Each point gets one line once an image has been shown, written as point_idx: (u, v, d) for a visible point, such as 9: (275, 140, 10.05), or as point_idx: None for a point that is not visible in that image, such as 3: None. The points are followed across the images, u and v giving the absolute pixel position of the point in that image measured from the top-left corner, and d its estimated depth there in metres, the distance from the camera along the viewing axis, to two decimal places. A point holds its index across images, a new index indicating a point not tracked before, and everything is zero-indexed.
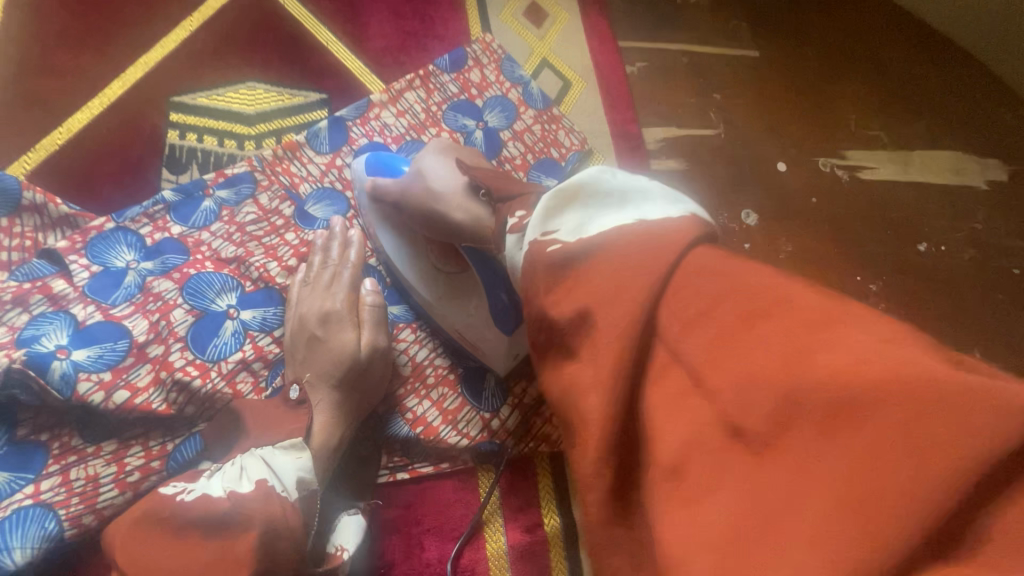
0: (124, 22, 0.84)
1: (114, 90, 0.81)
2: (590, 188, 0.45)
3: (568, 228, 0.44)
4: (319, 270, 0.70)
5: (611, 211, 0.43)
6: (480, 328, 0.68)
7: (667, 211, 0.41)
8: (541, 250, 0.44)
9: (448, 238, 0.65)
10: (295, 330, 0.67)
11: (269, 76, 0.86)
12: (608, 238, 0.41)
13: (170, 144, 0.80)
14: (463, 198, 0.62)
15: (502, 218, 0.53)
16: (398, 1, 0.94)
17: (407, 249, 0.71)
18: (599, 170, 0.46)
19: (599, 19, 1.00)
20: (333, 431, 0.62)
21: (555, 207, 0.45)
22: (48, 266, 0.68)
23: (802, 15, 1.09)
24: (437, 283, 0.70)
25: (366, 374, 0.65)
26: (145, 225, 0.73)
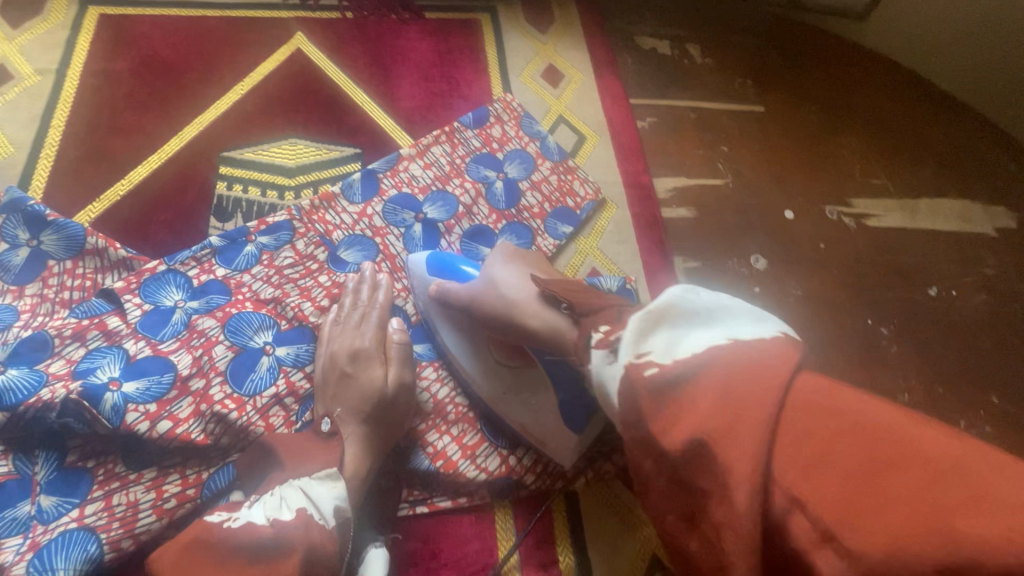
0: (184, 89, 0.94)
1: (172, 146, 0.89)
2: (677, 312, 0.48)
3: (660, 350, 0.47)
4: (349, 311, 0.75)
5: (700, 330, 0.46)
6: (546, 415, 0.72)
7: (757, 331, 0.44)
8: (639, 374, 0.46)
9: (518, 339, 0.69)
10: (326, 368, 0.71)
11: (309, 132, 0.94)
12: (710, 361, 0.43)
13: (218, 195, 0.87)
14: (540, 307, 0.67)
15: (586, 333, 0.56)
16: (427, 66, 1.04)
17: (471, 346, 0.75)
18: (683, 289, 0.49)
19: (611, 80, 1.08)
20: (362, 465, 0.65)
21: (645, 329, 0.49)
22: (104, 305, 0.74)
23: (803, 72, 1.15)
24: (504, 378, 0.73)
25: (392, 408, 0.69)
26: (193, 268, 0.79)
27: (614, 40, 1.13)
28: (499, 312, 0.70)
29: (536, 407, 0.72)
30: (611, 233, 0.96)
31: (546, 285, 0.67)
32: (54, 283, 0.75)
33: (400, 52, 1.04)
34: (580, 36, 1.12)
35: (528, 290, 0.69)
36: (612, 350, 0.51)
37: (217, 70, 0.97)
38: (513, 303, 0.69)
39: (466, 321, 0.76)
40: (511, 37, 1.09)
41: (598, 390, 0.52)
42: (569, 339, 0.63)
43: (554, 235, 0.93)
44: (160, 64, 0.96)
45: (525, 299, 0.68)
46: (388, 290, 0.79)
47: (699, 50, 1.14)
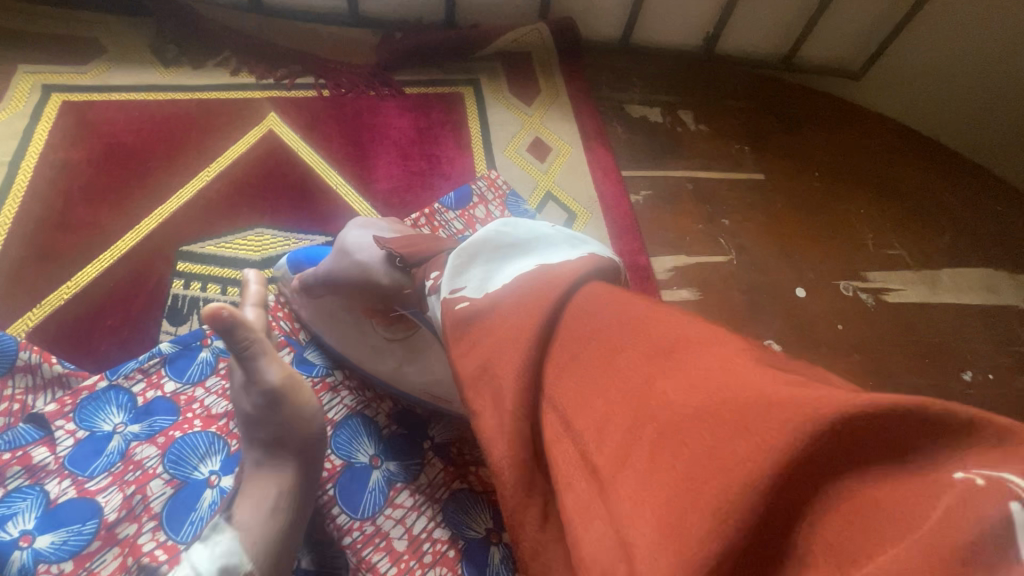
0: (145, 178, 0.88)
1: (128, 242, 0.82)
2: (489, 246, 0.52)
3: (473, 285, 0.50)
4: None
5: (512, 260, 0.50)
6: (435, 374, 0.68)
7: (568, 254, 0.49)
8: (451, 309, 0.49)
9: (373, 301, 0.65)
10: None
11: (277, 221, 0.87)
12: (502, 292, 0.47)
13: (174, 295, 0.79)
14: (383, 268, 0.62)
15: (421, 280, 0.57)
16: (406, 144, 0.98)
17: (347, 331, 0.72)
18: (500, 225, 0.53)
19: (602, 152, 1.03)
20: (268, 489, 0.55)
21: (461, 265, 0.51)
22: (33, 432, 0.65)
23: (804, 135, 1.10)
24: (393, 354, 0.70)
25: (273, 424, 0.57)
26: (138, 381, 0.70)
27: (602, 110, 1.09)
28: (353, 282, 0.65)
29: (423, 366, 0.68)
30: None
31: (388, 242, 0.62)
32: None
33: (377, 130, 0.99)
34: (568, 106, 1.07)
35: (373, 251, 0.64)
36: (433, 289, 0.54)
37: (182, 156, 0.91)
38: (346, 274, 0.66)
39: (331, 310, 0.72)
40: (494, 110, 1.05)
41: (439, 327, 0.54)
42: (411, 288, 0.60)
43: None
44: (122, 151, 0.91)
45: (370, 269, 0.63)
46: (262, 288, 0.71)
47: (692, 117, 1.10)
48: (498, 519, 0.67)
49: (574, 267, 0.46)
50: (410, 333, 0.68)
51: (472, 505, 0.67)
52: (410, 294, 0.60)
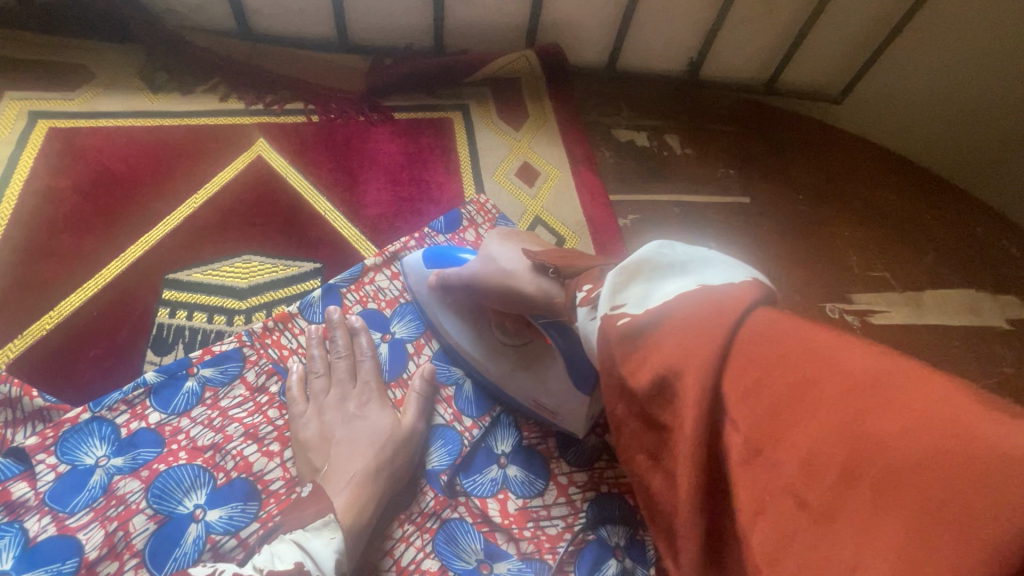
0: (133, 205, 0.88)
1: (113, 269, 0.81)
2: (652, 263, 0.50)
3: (633, 301, 0.48)
4: (339, 362, 0.75)
5: (676, 279, 0.48)
6: (554, 391, 0.69)
7: (730, 276, 0.46)
8: (612, 323, 0.48)
9: (518, 309, 0.67)
10: (334, 410, 0.70)
11: (265, 247, 0.87)
12: (672, 308, 0.44)
13: (159, 323, 0.78)
14: (531, 276, 0.65)
15: (572, 292, 0.58)
16: (396, 169, 0.99)
17: (470, 329, 0.76)
18: (658, 245, 0.51)
19: (590, 175, 1.05)
20: (367, 506, 0.62)
21: (621, 282, 0.50)
22: (12, 467, 0.64)
23: (787, 157, 1.12)
24: (507, 359, 0.73)
25: (386, 446, 0.67)
26: (122, 413, 0.69)
27: (591, 134, 1.11)
28: (495, 288, 0.68)
29: (546, 381, 0.70)
30: None
31: (536, 254, 0.65)
32: None
33: (367, 155, 1.00)
34: (556, 130, 1.09)
35: (520, 262, 0.67)
36: (593, 305, 0.53)
37: (169, 182, 0.91)
38: (489, 278, 0.69)
39: (464, 310, 0.76)
40: (483, 135, 1.06)
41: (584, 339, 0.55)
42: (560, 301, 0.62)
43: None
44: (108, 178, 0.90)
45: (519, 275, 0.66)
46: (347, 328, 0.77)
47: (678, 141, 1.12)
48: (488, 549, 0.66)
49: (745, 294, 0.43)
50: (539, 343, 0.72)
51: (461, 535, 0.66)
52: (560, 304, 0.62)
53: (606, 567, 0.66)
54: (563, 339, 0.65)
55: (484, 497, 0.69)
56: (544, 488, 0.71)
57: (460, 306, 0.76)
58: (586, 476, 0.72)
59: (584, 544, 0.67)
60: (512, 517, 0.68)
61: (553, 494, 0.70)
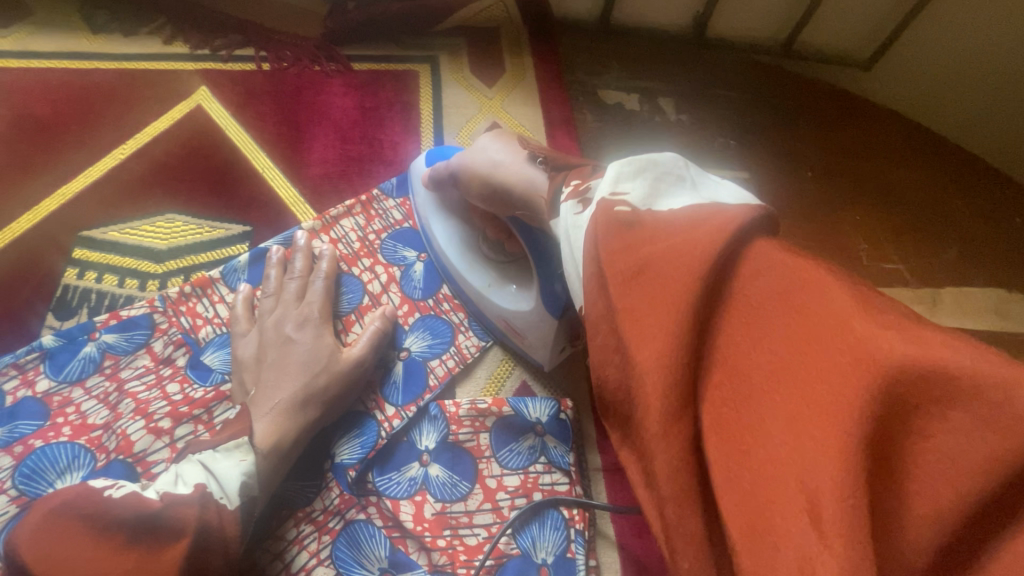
0: (54, 152, 0.81)
1: (23, 223, 0.75)
2: (663, 169, 0.44)
3: (638, 195, 0.42)
4: (285, 282, 0.69)
5: (684, 192, 0.42)
6: (521, 308, 0.65)
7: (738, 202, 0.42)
8: (607, 209, 0.41)
9: (499, 208, 0.61)
10: (269, 330, 0.65)
11: (191, 206, 0.79)
12: (681, 216, 0.39)
13: (65, 284, 0.71)
14: (520, 166, 0.57)
15: (557, 187, 0.50)
16: (348, 125, 0.89)
17: (460, 231, 0.72)
18: (676, 157, 0.45)
19: (566, 141, 0.93)
20: (287, 433, 0.58)
21: (628, 172, 0.43)
22: None
23: (797, 128, 0.99)
24: (489, 272, 0.69)
25: (324, 373, 0.62)
26: (12, 378, 0.63)
27: (573, 94, 0.98)
28: (478, 181, 0.61)
29: (518, 301, 0.66)
30: None
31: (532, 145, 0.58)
32: None
33: (317, 109, 0.90)
34: (533, 89, 0.97)
35: (512, 154, 0.59)
36: (584, 197, 0.45)
37: (96, 130, 0.83)
38: (475, 170, 0.61)
39: (459, 213, 0.71)
40: (451, 91, 0.95)
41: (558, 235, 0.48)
42: (541, 195, 0.54)
43: (480, 333, 0.73)
44: (30, 122, 0.83)
45: (507, 166, 0.58)
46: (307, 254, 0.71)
47: (673, 106, 0.99)
48: (394, 558, 0.58)
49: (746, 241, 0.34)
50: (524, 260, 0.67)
51: (366, 539, 0.59)
52: (541, 203, 0.55)
53: None
54: (542, 244, 0.60)
55: (397, 499, 0.61)
56: (468, 493, 0.62)
57: (455, 206, 0.72)
58: (517, 481, 0.63)
59: (504, 559, 0.59)
60: (426, 523, 0.60)
61: (478, 500, 0.62)
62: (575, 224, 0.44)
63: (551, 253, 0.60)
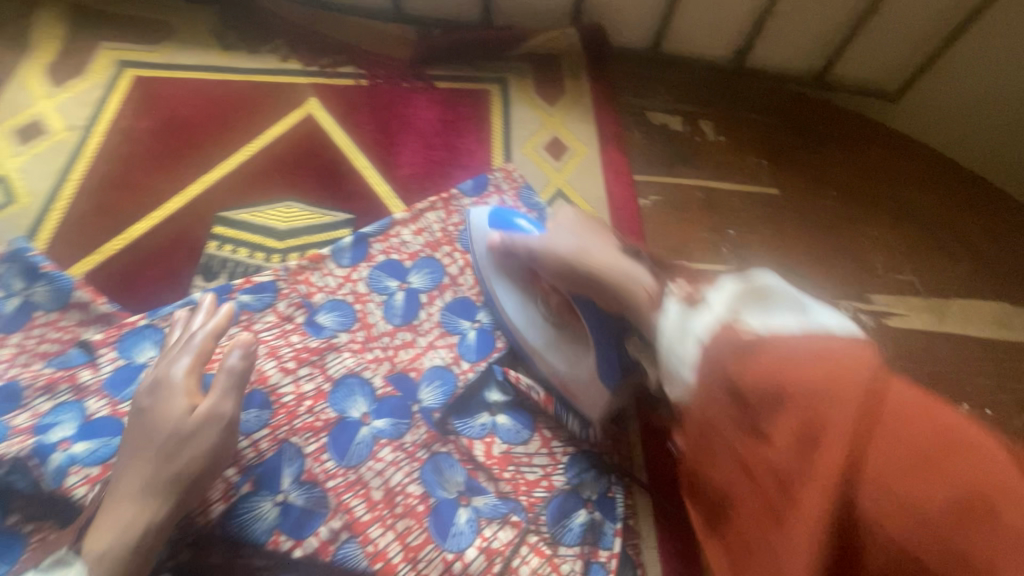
0: (197, 147, 0.99)
1: (175, 203, 0.93)
2: (776, 295, 0.54)
3: (752, 318, 0.53)
4: (173, 342, 0.69)
5: (791, 313, 0.52)
6: (580, 370, 0.75)
7: (838, 321, 0.51)
8: (731, 333, 0.52)
9: (577, 289, 0.71)
10: (142, 396, 0.64)
11: (305, 196, 0.95)
12: (794, 339, 0.49)
13: (208, 254, 0.88)
14: (610, 256, 0.68)
15: (662, 288, 0.61)
16: (431, 135, 1.05)
17: (519, 298, 0.81)
18: (778, 278, 0.56)
19: (617, 154, 1.05)
20: (144, 513, 0.59)
21: (744, 302, 0.54)
22: (81, 355, 0.75)
23: (825, 152, 1.10)
24: (547, 334, 0.78)
25: (194, 446, 0.62)
26: (172, 323, 0.79)
27: (624, 115, 1.12)
28: (561, 264, 0.72)
29: (575, 364, 0.76)
30: None
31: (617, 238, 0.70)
32: (36, 332, 0.78)
33: (406, 120, 1.06)
34: (590, 109, 1.11)
35: (594, 245, 0.70)
36: (695, 303, 0.57)
37: (230, 132, 1.01)
38: (557, 251, 0.72)
39: (513, 275, 0.81)
40: (518, 108, 1.10)
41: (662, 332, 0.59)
42: (642, 292, 0.64)
43: None
44: (179, 123, 1.01)
45: (591, 256, 0.69)
46: (215, 311, 0.71)
47: (712, 127, 1.12)
48: (469, 483, 0.72)
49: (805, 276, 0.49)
50: (577, 326, 0.77)
51: (447, 467, 0.73)
52: (639, 302, 0.64)
53: (577, 515, 0.73)
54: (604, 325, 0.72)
55: (472, 438, 0.75)
56: (528, 438, 0.77)
57: (510, 270, 0.81)
58: (568, 432, 0.78)
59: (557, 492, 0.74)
60: (494, 458, 0.74)
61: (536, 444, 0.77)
62: (682, 322, 0.57)
63: (618, 318, 0.70)
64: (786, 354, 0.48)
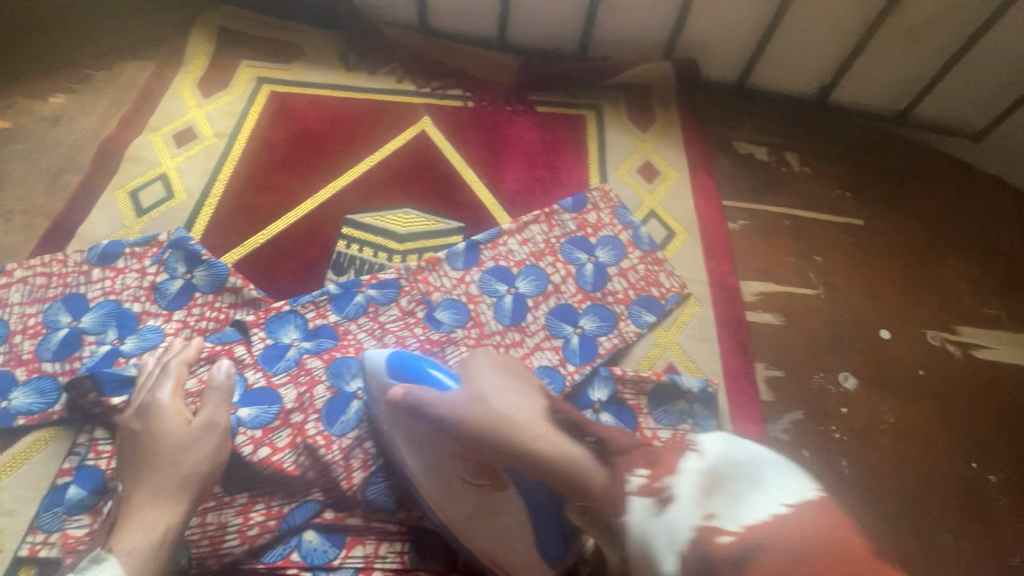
0: (326, 155, 1.10)
1: (309, 205, 1.04)
2: (731, 469, 0.46)
3: (725, 513, 0.44)
4: (149, 371, 0.76)
5: (754, 495, 0.43)
6: (505, 546, 0.63)
7: (795, 488, 0.43)
8: (714, 540, 0.42)
9: (490, 460, 0.59)
10: (169, 417, 0.71)
11: (421, 205, 1.05)
12: (775, 520, 0.41)
13: (338, 251, 0.99)
14: (534, 420, 0.59)
15: (623, 476, 0.51)
16: (533, 155, 1.14)
17: (421, 462, 0.68)
18: (725, 442, 0.49)
19: (706, 180, 1.12)
20: (165, 518, 0.64)
21: (710, 488, 0.46)
22: (235, 333, 0.85)
23: (908, 188, 1.15)
24: (459, 505, 0.66)
25: (198, 452, 0.69)
26: (310, 310, 0.88)
27: (712, 143, 1.19)
28: (479, 440, 0.59)
29: (501, 540, 0.63)
30: (692, 330, 0.93)
31: (481, 406, 0.61)
32: (196, 311, 0.89)
33: (510, 140, 1.16)
34: (679, 137, 1.18)
35: (506, 402, 0.61)
36: (663, 500, 0.47)
37: (354, 144, 1.12)
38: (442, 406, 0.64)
39: (416, 442, 0.68)
40: (612, 134, 1.18)
41: (633, 540, 0.48)
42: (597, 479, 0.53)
43: (638, 322, 0.92)
44: (309, 134, 1.13)
45: (519, 417, 0.59)
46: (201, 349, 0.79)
47: (797, 159, 1.17)
48: None
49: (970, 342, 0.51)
50: (501, 491, 0.60)
51: None
52: (588, 485, 0.53)
53: None
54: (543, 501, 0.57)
55: None
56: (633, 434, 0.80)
57: (410, 435, 0.69)
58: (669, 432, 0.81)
59: None
60: None
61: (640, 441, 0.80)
62: (661, 532, 0.46)
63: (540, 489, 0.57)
64: (788, 559, 0.38)
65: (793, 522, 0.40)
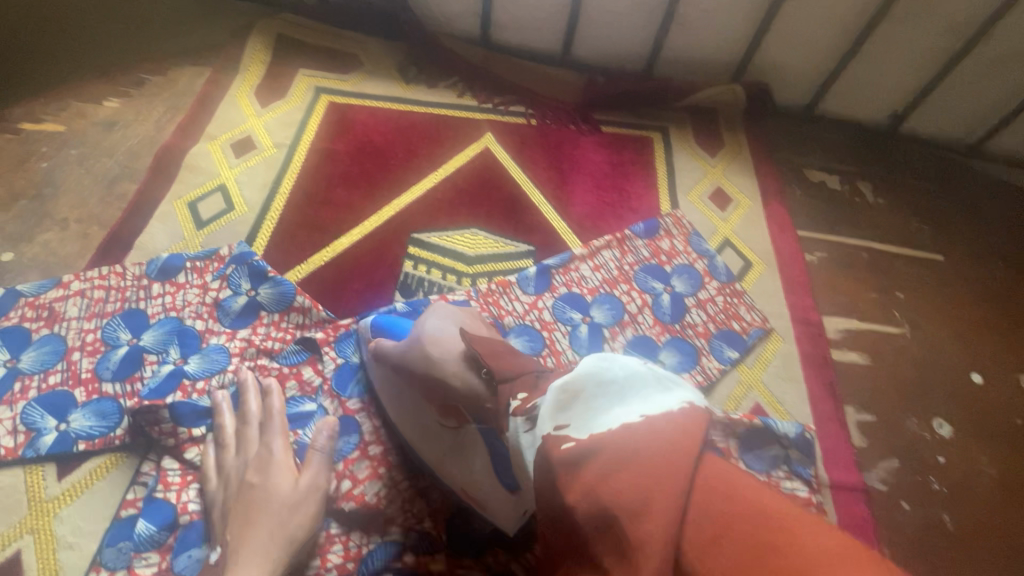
0: (389, 171, 1.07)
1: (373, 223, 1.00)
2: (596, 380, 0.50)
3: (577, 424, 0.47)
4: (241, 427, 0.73)
5: (615, 407, 0.47)
6: (476, 477, 0.64)
7: (667, 402, 0.46)
8: (558, 447, 0.46)
9: (439, 397, 0.64)
10: (272, 473, 0.67)
11: (489, 226, 1.02)
12: (613, 435, 0.44)
13: (405, 272, 0.95)
14: (462, 363, 0.61)
15: (506, 400, 0.54)
16: (601, 176, 1.10)
17: (391, 402, 0.73)
18: (599, 360, 0.51)
19: (779, 208, 1.08)
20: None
21: (565, 402, 0.49)
22: (304, 353, 0.83)
23: (986, 223, 1.12)
24: (437, 446, 0.68)
25: (303, 513, 0.65)
26: None
27: (783, 170, 1.15)
28: (426, 377, 0.64)
29: (468, 469, 0.64)
30: (776, 368, 0.89)
31: (435, 350, 0.64)
32: (261, 330, 0.84)
33: (576, 160, 1.12)
34: (750, 163, 1.15)
35: (453, 338, 0.65)
36: (530, 416, 0.51)
37: (417, 160, 1.09)
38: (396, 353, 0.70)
39: (386, 387, 0.73)
40: (680, 157, 1.15)
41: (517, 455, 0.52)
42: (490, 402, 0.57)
43: (720, 358, 0.88)
44: (371, 148, 1.10)
45: (446, 356, 0.63)
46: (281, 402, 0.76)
47: (871, 189, 1.14)
48: None
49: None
50: (463, 432, 0.63)
51: None
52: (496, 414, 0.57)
53: None
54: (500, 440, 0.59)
55: None
56: None
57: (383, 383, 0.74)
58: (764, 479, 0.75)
59: None
60: None
61: None
62: (531, 445, 0.49)
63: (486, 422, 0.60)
64: (626, 456, 0.42)
65: (652, 425, 0.44)
